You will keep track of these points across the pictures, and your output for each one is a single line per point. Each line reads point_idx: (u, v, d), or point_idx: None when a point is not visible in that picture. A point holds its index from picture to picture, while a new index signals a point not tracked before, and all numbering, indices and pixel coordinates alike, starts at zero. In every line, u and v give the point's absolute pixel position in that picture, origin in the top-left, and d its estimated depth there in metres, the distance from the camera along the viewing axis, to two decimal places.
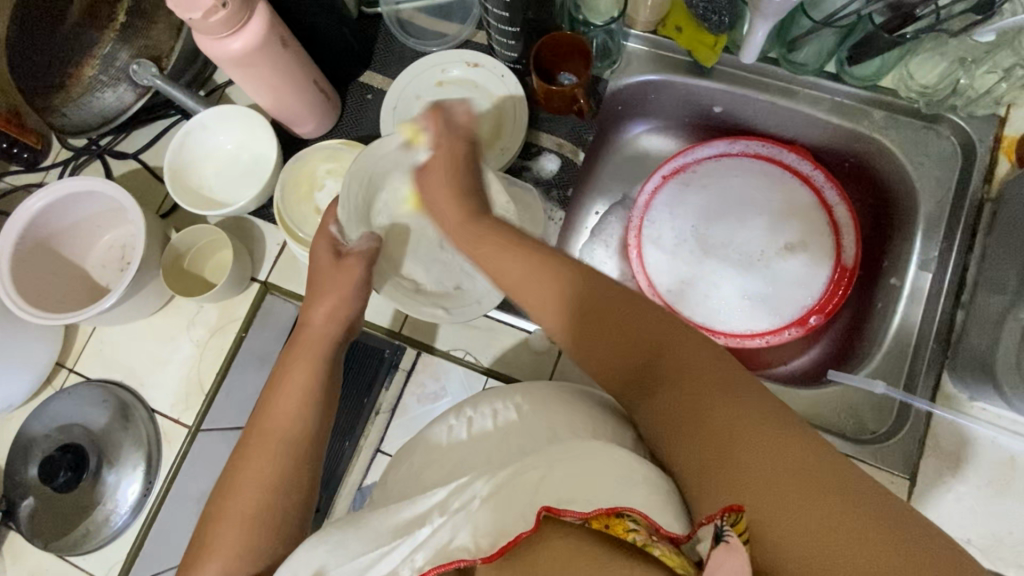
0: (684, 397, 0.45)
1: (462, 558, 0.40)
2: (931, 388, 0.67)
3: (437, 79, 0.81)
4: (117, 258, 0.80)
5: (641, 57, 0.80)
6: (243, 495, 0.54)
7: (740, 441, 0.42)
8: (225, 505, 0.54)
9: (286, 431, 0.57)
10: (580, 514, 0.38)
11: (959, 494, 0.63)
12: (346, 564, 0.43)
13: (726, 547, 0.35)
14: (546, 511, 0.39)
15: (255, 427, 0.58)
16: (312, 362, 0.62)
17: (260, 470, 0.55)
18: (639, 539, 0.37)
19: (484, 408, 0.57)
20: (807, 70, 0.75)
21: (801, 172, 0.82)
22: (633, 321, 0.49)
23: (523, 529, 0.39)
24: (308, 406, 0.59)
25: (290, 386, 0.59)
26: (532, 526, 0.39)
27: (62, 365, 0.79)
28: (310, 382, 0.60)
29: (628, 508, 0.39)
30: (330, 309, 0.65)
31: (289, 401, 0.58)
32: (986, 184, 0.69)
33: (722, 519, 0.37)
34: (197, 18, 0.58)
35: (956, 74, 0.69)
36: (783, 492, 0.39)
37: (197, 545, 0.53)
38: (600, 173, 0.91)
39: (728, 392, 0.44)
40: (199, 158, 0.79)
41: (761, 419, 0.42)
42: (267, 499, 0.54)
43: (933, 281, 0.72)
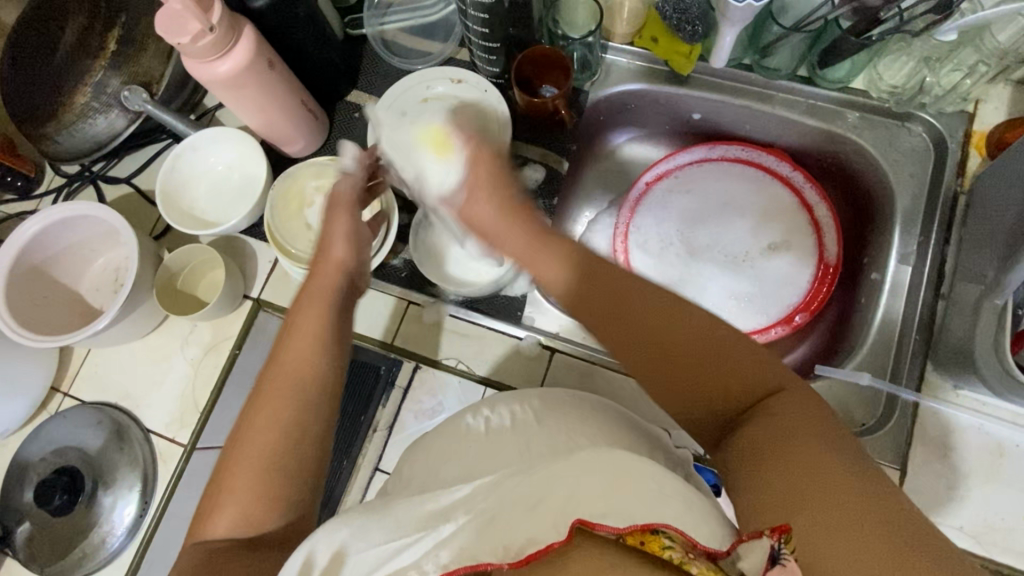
0: (754, 428, 0.43)
1: (490, 563, 0.40)
2: (917, 378, 0.68)
3: (422, 95, 0.83)
4: (109, 282, 0.80)
5: (620, 67, 0.83)
6: (275, 439, 0.52)
7: (810, 472, 0.40)
8: (227, 479, 0.50)
9: (307, 362, 0.55)
10: (613, 529, 0.38)
11: (951, 483, 0.63)
12: (364, 551, 0.45)
13: (782, 569, 0.35)
14: (580, 524, 0.39)
15: (274, 370, 0.55)
16: (324, 303, 0.59)
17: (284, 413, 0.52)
18: (676, 557, 0.37)
19: (500, 409, 0.58)
20: (780, 75, 0.77)
21: (781, 174, 0.84)
22: (717, 370, 0.45)
23: (555, 539, 0.39)
24: (320, 356, 0.55)
25: (303, 325, 0.57)
26: (565, 538, 0.39)
27: (56, 390, 0.79)
28: (327, 315, 0.58)
29: (664, 524, 0.39)
30: (344, 244, 0.63)
31: (308, 331, 0.56)
32: (959, 178, 0.71)
33: (776, 540, 0.37)
34: (187, 42, 0.60)
35: (921, 72, 0.72)
36: (849, 529, 0.38)
37: (209, 498, 0.51)
38: (584, 182, 0.93)
39: (800, 429, 0.42)
40: (192, 181, 0.80)
41: (835, 456, 0.40)
42: (289, 451, 0.52)
43: (914, 273, 0.72)
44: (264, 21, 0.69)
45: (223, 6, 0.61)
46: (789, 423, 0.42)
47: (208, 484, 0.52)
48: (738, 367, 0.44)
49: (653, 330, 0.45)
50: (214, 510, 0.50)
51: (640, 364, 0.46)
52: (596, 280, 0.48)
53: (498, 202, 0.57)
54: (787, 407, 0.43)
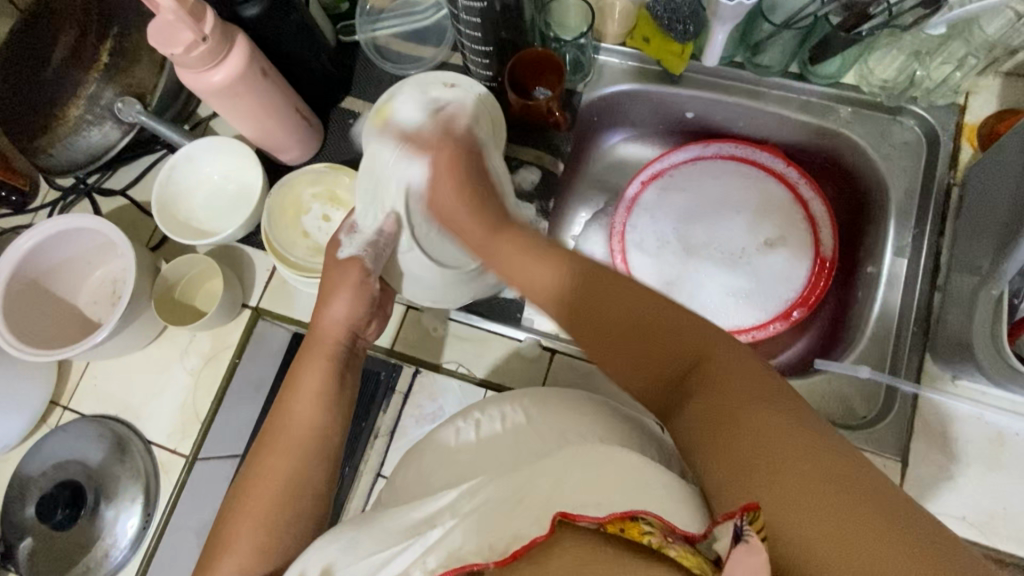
0: (707, 402, 0.44)
1: (476, 562, 0.40)
2: (916, 369, 0.68)
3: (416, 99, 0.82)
4: (107, 293, 0.80)
5: (613, 68, 0.83)
6: (271, 498, 0.57)
7: (766, 447, 0.41)
8: (229, 530, 0.56)
9: (307, 430, 0.60)
10: (595, 519, 0.37)
11: (952, 473, 0.64)
12: (358, 562, 0.45)
13: (745, 548, 0.33)
14: (561, 518, 0.38)
15: (272, 439, 0.60)
16: (320, 381, 0.63)
17: (283, 474, 0.58)
18: (654, 541, 0.36)
19: (492, 411, 0.58)
20: (772, 72, 0.78)
21: (775, 170, 0.84)
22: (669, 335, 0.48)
23: (538, 533, 0.38)
24: (322, 419, 0.61)
25: (301, 390, 0.62)
26: (548, 531, 0.38)
27: (56, 404, 0.78)
28: (326, 382, 0.63)
29: (643, 510, 0.38)
30: (345, 306, 0.66)
31: (301, 407, 0.61)
32: (951, 170, 0.72)
33: (741, 517, 0.35)
34: (180, 53, 0.60)
35: (912, 66, 0.72)
36: (815, 501, 0.38)
37: (217, 542, 0.56)
38: (580, 182, 0.93)
39: (751, 402, 0.43)
40: (188, 192, 0.80)
41: (791, 425, 0.41)
42: (277, 513, 0.57)
43: (909, 266, 0.72)
44: (257, 31, 0.69)
45: (215, 16, 0.61)
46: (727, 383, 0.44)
47: (217, 529, 0.57)
48: (673, 327, 0.49)
49: (629, 324, 0.50)
50: (216, 559, 0.55)
51: (621, 357, 0.50)
52: (588, 280, 0.53)
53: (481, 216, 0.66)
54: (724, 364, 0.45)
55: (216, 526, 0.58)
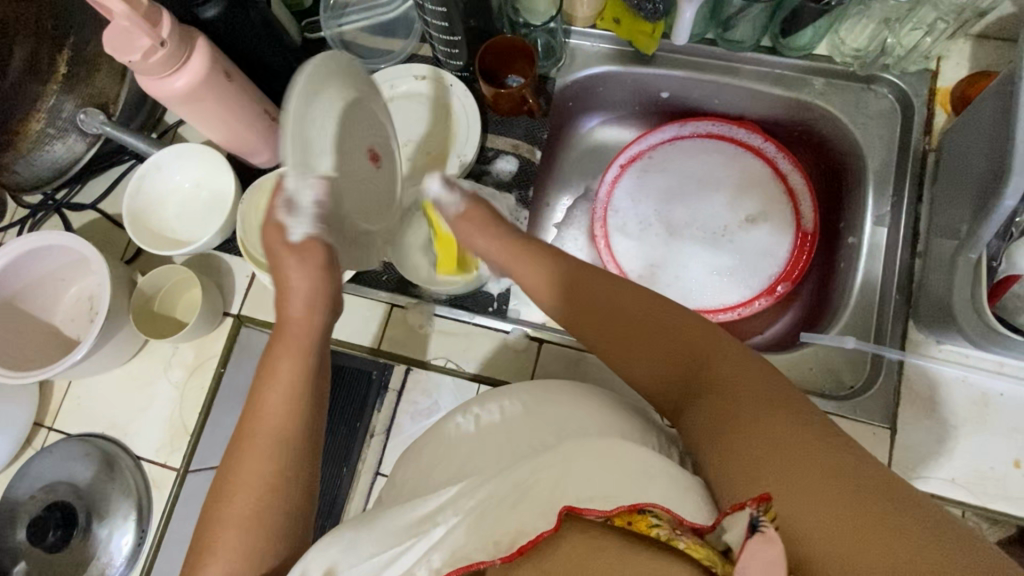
0: (712, 403, 0.49)
1: (481, 560, 0.40)
2: (901, 336, 0.68)
3: (388, 95, 0.82)
4: (85, 309, 0.79)
5: (584, 51, 0.83)
6: (256, 485, 0.51)
7: (773, 442, 0.44)
8: (218, 534, 0.49)
9: (286, 407, 0.54)
10: (603, 512, 0.39)
11: (939, 436, 0.64)
12: (357, 565, 0.43)
13: (761, 539, 0.34)
14: (568, 510, 0.40)
15: (247, 436, 0.53)
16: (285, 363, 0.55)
17: (264, 464, 0.51)
18: (663, 534, 0.38)
19: (486, 407, 0.58)
20: (745, 46, 0.77)
21: (753, 145, 0.84)
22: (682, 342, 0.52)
23: (544, 527, 0.40)
24: (303, 412, 0.54)
25: (280, 385, 0.54)
26: (554, 525, 0.39)
27: (40, 425, 0.77)
28: (301, 357, 0.56)
29: (649, 502, 0.40)
30: (306, 295, 0.58)
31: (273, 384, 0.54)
32: (926, 136, 0.72)
33: (757, 507, 0.36)
34: (138, 60, 0.59)
35: (883, 34, 0.72)
36: (821, 495, 0.41)
37: (197, 547, 0.50)
38: (560, 168, 0.92)
39: (753, 399, 0.47)
40: (160, 202, 0.79)
41: (792, 424, 0.45)
42: (274, 515, 0.50)
43: (889, 234, 0.73)
44: (218, 32, 0.67)
45: (172, 21, 0.59)
46: (720, 378, 0.49)
47: (200, 532, 0.51)
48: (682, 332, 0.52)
49: (633, 318, 0.54)
50: (204, 564, 0.49)
51: (620, 346, 0.55)
52: (581, 274, 0.58)
53: (497, 235, 0.63)
54: (726, 366, 0.49)
55: (197, 527, 0.51)
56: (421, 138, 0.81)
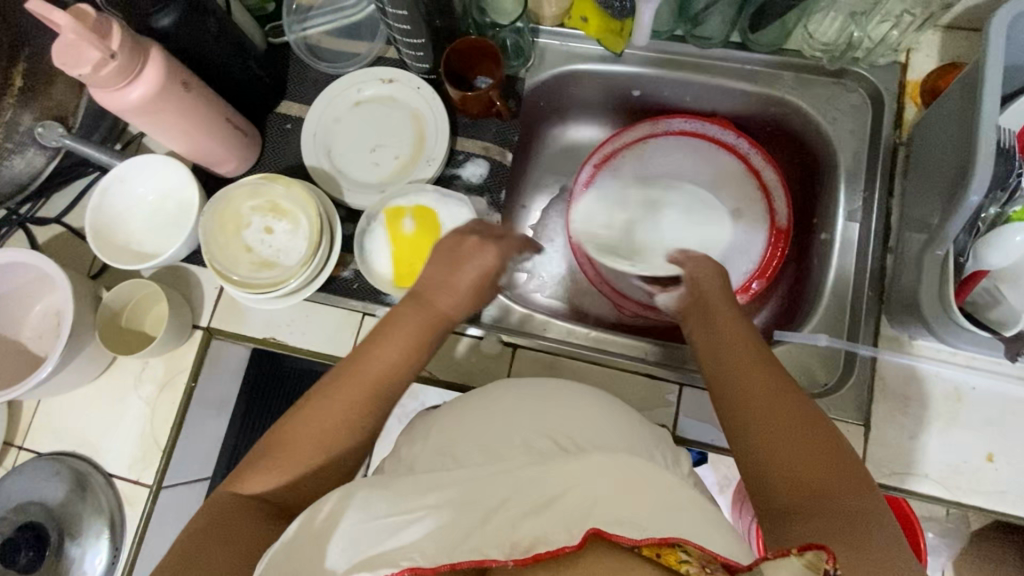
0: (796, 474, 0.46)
1: (494, 559, 0.43)
2: (873, 333, 0.68)
3: (354, 99, 0.80)
4: (52, 326, 0.77)
5: (553, 51, 0.82)
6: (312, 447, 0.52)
7: (855, 525, 0.43)
8: (283, 452, 0.52)
9: (375, 383, 0.55)
10: (631, 542, 0.42)
11: (912, 431, 0.64)
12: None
13: None
14: (595, 533, 0.43)
15: (336, 389, 0.54)
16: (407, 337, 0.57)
17: (338, 419, 0.53)
18: (692, 571, 0.41)
19: (448, 418, 0.56)
20: (713, 43, 0.77)
21: (726, 141, 0.83)
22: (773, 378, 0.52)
23: (567, 543, 0.43)
24: (397, 381, 0.56)
25: (382, 355, 0.56)
26: (578, 543, 0.43)
27: (10, 445, 0.76)
28: (414, 335, 0.58)
29: (680, 538, 0.42)
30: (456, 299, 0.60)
31: (375, 359, 0.55)
32: (897, 129, 0.72)
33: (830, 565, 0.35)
34: (88, 73, 0.57)
35: (849, 28, 0.72)
36: None
37: (263, 447, 0.53)
38: (533, 169, 0.91)
39: (840, 485, 0.45)
40: (122, 214, 0.77)
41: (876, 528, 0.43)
42: (312, 464, 0.52)
43: (861, 229, 0.72)
44: (175, 42, 0.66)
45: (122, 32, 0.58)
46: (786, 415, 0.49)
47: (271, 436, 0.54)
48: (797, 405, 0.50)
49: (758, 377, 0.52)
50: (257, 471, 0.52)
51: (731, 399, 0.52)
52: (721, 328, 0.59)
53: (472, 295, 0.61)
54: (804, 421, 0.48)
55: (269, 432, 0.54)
56: (388, 142, 0.79)
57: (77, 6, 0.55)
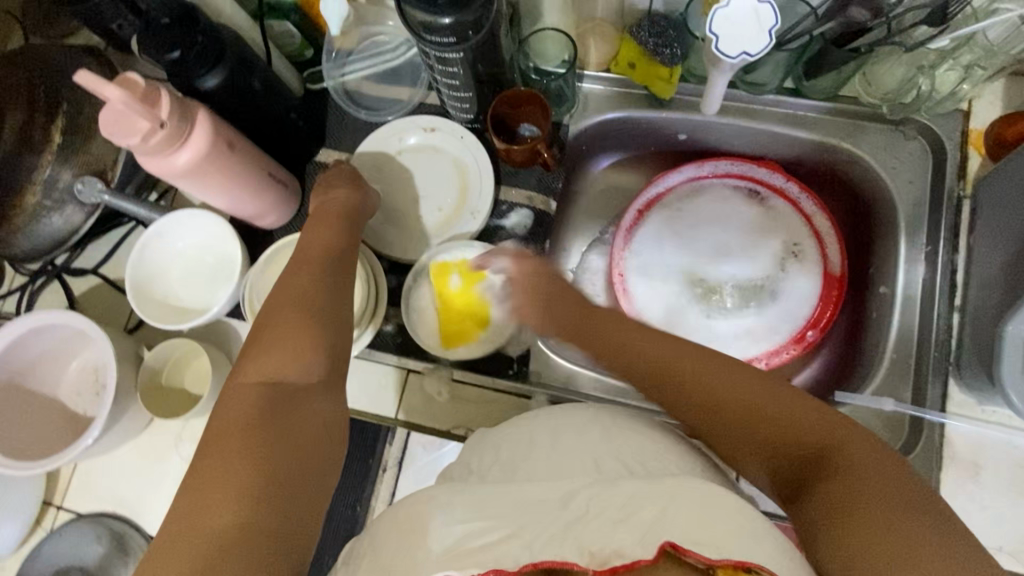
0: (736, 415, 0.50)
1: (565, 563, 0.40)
2: (940, 396, 0.66)
3: (396, 148, 0.79)
4: (91, 383, 0.76)
5: (598, 96, 0.80)
6: (273, 422, 0.51)
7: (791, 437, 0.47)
8: (243, 391, 0.53)
9: (298, 309, 0.60)
10: (705, 559, 0.38)
11: (985, 501, 0.62)
12: None
13: None
14: (671, 547, 0.39)
15: (264, 326, 0.59)
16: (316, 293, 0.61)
17: (283, 340, 0.57)
18: None
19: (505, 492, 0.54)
20: (766, 89, 0.75)
21: (775, 185, 0.81)
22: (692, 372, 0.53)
23: (641, 556, 0.39)
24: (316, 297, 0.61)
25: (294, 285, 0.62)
26: (654, 556, 0.39)
27: (49, 504, 0.75)
28: (320, 259, 0.65)
29: (755, 564, 0.38)
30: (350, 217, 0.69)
31: (290, 318, 0.59)
32: (960, 180, 0.69)
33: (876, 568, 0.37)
34: (135, 143, 0.55)
35: (915, 79, 0.69)
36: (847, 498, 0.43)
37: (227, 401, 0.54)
38: (574, 212, 0.89)
39: (774, 409, 0.48)
40: (163, 268, 0.75)
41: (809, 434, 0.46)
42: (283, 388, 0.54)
43: (925, 284, 0.70)
44: (218, 101, 0.64)
45: (171, 99, 0.56)
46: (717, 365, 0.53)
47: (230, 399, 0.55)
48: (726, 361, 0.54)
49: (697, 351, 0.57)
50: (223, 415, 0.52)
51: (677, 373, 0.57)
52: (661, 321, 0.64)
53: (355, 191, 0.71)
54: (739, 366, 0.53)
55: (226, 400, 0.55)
56: (432, 194, 0.78)
57: (123, 75, 0.54)
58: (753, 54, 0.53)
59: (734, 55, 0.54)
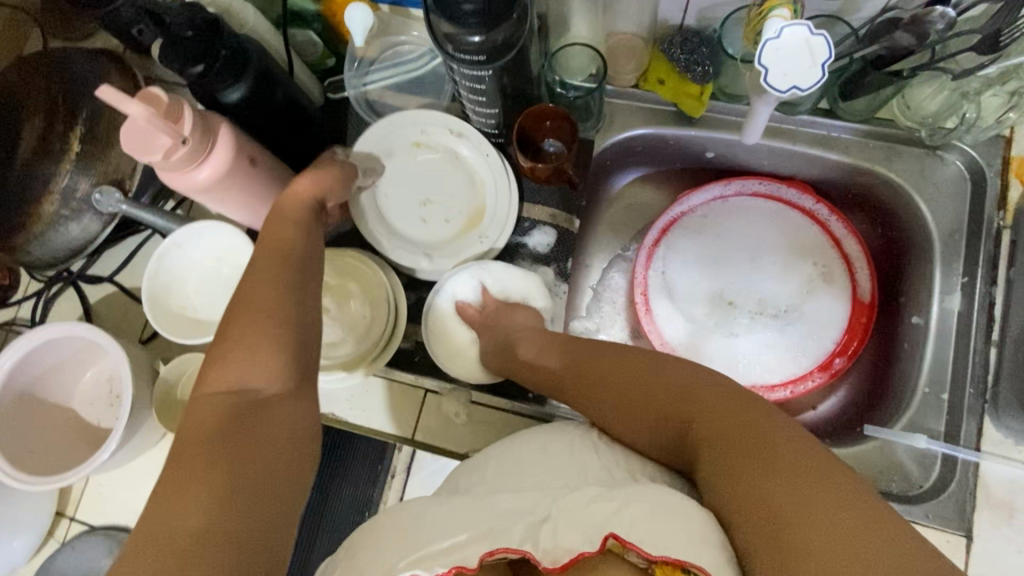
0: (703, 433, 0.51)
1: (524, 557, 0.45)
2: (975, 434, 0.65)
3: (415, 138, 0.76)
4: (106, 393, 0.75)
5: (625, 111, 0.78)
6: (242, 425, 0.45)
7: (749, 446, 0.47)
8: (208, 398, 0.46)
9: (263, 300, 0.51)
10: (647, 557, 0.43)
11: (1020, 544, 0.61)
12: None
13: None
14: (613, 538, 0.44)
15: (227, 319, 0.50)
16: (279, 273, 0.52)
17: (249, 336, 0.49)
18: None
19: None
20: (800, 109, 0.72)
21: (803, 206, 0.79)
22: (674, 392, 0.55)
23: (588, 549, 0.45)
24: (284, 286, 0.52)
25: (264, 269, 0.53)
26: (598, 548, 0.44)
27: (62, 515, 0.74)
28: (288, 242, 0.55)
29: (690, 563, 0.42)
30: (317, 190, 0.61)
31: (256, 314, 0.50)
32: (1000, 211, 0.68)
33: None
34: (158, 159, 0.54)
35: (959, 105, 0.66)
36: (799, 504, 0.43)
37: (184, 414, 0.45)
38: (597, 227, 0.87)
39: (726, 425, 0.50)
40: (178, 279, 0.74)
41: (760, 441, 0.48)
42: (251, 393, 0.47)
43: (960, 317, 0.68)
44: (240, 114, 0.63)
45: (194, 115, 0.55)
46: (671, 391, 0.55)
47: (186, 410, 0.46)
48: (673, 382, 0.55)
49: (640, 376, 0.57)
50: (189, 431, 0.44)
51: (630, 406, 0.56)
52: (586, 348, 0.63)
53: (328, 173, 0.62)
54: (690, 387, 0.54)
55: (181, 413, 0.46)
56: (441, 203, 0.76)
57: (145, 90, 0.53)
58: (804, 88, 0.52)
59: (784, 88, 0.52)
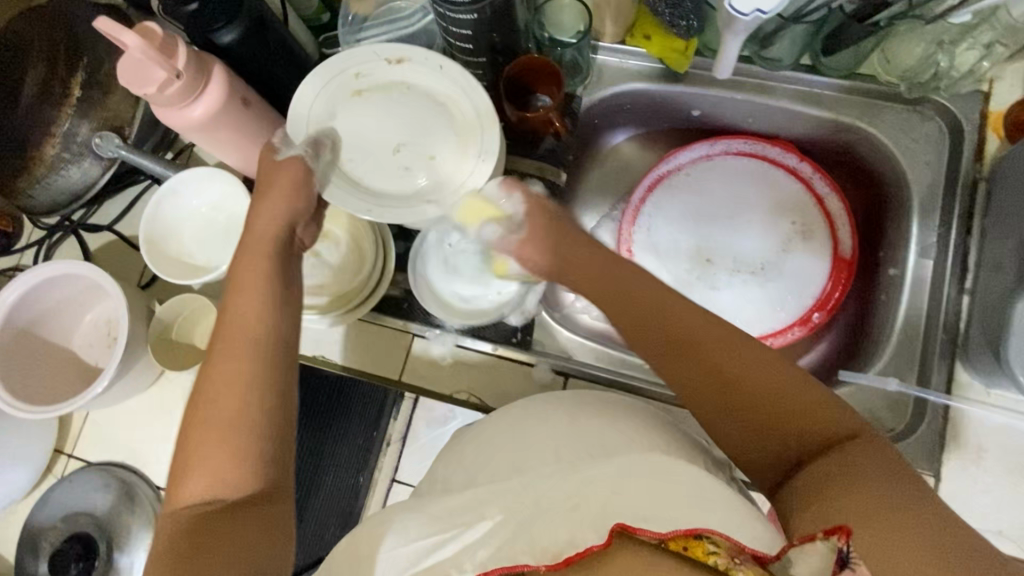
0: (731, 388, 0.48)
1: (526, 564, 0.43)
2: (946, 379, 0.66)
3: (352, 87, 0.68)
4: (103, 336, 0.77)
5: (612, 69, 0.79)
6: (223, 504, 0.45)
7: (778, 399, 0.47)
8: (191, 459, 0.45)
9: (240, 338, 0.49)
10: (656, 534, 0.42)
11: (987, 485, 0.62)
12: None
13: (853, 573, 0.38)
14: (621, 527, 0.42)
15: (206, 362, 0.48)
16: (259, 290, 0.51)
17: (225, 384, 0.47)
18: (721, 562, 0.41)
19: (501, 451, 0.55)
20: (782, 64, 0.73)
21: (787, 165, 0.80)
22: (714, 342, 0.49)
23: (595, 542, 0.43)
24: (264, 317, 0.50)
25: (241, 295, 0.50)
26: (604, 540, 0.42)
27: (60, 452, 0.77)
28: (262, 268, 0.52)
29: (704, 529, 0.42)
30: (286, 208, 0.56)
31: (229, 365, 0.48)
32: (977, 162, 0.69)
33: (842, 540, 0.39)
34: (152, 93, 0.57)
35: (935, 57, 0.68)
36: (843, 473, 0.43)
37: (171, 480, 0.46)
38: (585, 186, 0.88)
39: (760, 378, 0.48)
40: (175, 225, 0.76)
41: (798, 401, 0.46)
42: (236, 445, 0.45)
43: (935, 268, 0.69)
44: (233, 56, 0.65)
45: (188, 49, 0.57)
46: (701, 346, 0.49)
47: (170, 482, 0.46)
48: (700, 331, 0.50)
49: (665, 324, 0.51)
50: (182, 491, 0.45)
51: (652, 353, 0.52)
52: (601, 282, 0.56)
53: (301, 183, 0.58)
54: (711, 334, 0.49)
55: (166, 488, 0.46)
56: (414, 140, 0.67)
57: (142, 24, 0.56)
58: (765, 11, 0.54)
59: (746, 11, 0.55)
